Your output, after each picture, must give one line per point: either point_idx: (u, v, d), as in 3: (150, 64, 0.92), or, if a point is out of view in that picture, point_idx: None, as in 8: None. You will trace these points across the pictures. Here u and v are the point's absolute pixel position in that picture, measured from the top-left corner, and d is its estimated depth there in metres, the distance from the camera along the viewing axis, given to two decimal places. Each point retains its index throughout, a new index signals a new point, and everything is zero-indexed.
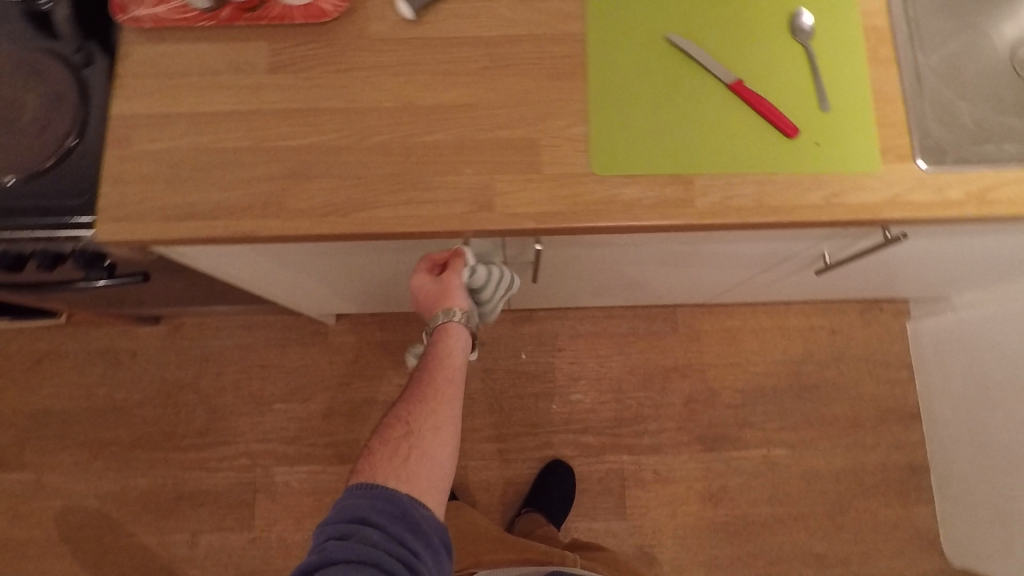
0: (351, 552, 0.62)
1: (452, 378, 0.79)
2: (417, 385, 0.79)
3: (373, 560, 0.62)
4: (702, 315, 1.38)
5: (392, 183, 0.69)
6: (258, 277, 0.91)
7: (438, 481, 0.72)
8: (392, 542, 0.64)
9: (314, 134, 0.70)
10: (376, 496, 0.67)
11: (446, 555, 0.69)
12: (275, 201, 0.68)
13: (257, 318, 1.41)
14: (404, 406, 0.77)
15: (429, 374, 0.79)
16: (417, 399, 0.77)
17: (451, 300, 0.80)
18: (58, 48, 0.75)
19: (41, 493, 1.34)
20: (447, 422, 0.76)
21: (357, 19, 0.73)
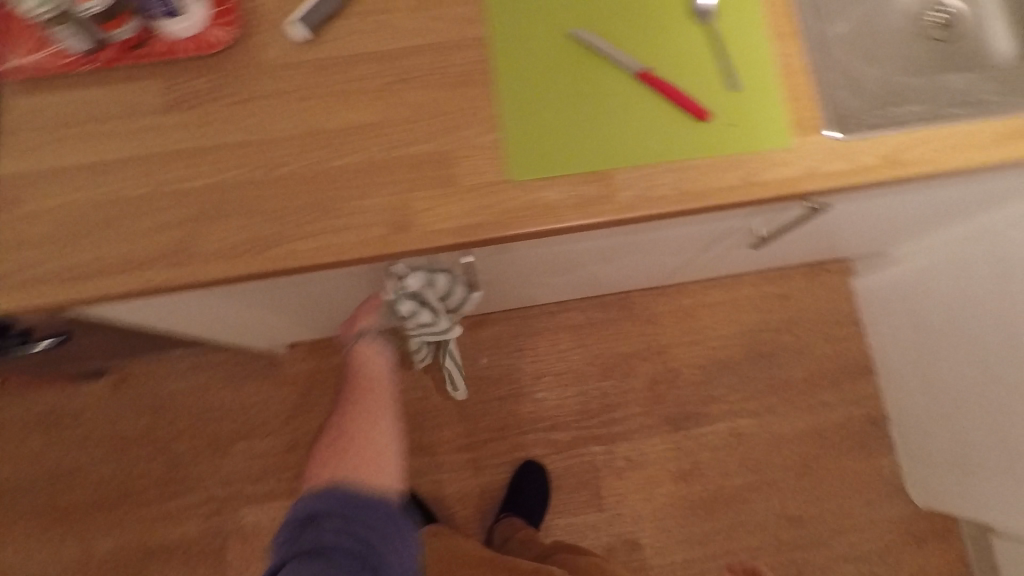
0: (308, 544, 0.76)
1: (371, 378, 1.03)
2: (346, 396, 1.03)
3: (324, 546, 0.75)
4: (654, 297, 1.44)
5: (303, 214, 0.67)
6: (206, 316, 0.91)
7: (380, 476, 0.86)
8: (341, 531, 0.76)
9: (216, 171, 0.68)
10: (326, 492, 0.80)
11: (404, 531, 0.80)
12: (183, 247, 0.67)
13: (211, 357, 1.40)
14: (338, 416, 1.00)
15: (353, 383, 1.04)
16: (347, 406, 1.01)
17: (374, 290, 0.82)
18: None
19: (20, 561, 1.32)
20: (375, 414, 0.99)
21: (249, 46, 0.71)
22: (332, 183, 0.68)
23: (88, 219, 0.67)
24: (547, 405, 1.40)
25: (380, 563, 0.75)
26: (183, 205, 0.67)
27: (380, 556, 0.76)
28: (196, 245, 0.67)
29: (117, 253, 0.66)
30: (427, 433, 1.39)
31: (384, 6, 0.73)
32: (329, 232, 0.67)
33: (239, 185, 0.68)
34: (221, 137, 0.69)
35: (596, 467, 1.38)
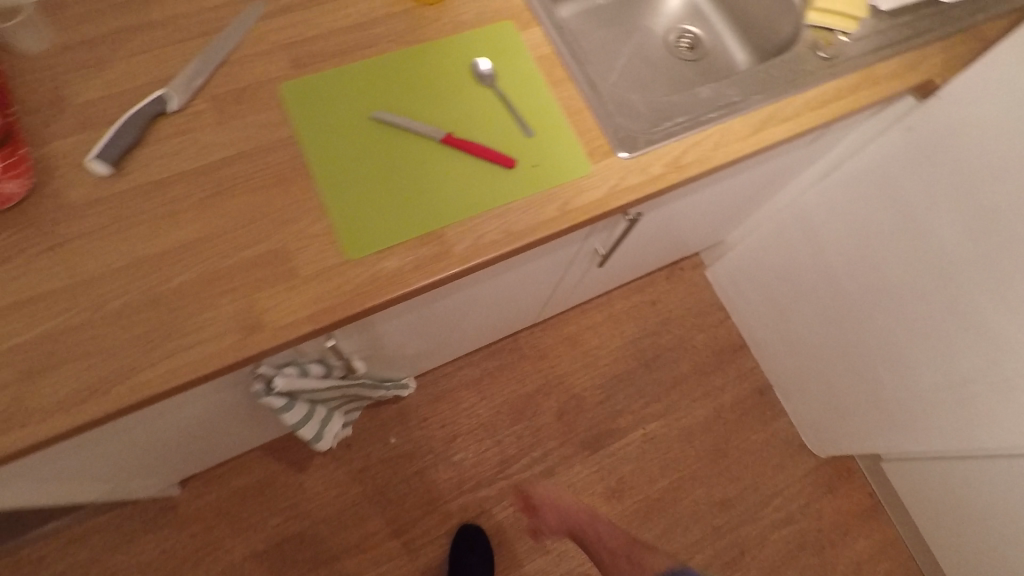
0: None
1: None
2: None
3: None
4: (540, 333, 1.52)
5: (143, 343, 0.65)
6: (69, 477, 0.84)
7: None
8: None
9: (34, 323, 0.64)
10: None
11: None
12: (11, 411, 0.61)
13: (90, 525, 1.26)
14: None
15: None
16: None
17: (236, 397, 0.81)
18: None
19: None
20: None
21: (50, 191, 0.69)
22: (168, 304, 0.66)
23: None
24: (468, 464, 1.40)
25: None
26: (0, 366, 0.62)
27: None
28: (24, 404, 0.62)
29: None
30: (353, 532, 1.33)
31: (188, 127, 0.75)
32: (176, 353, 0.65)
33: (61, 330, 0.64)
34: (33, 286, 0.65)
35: None
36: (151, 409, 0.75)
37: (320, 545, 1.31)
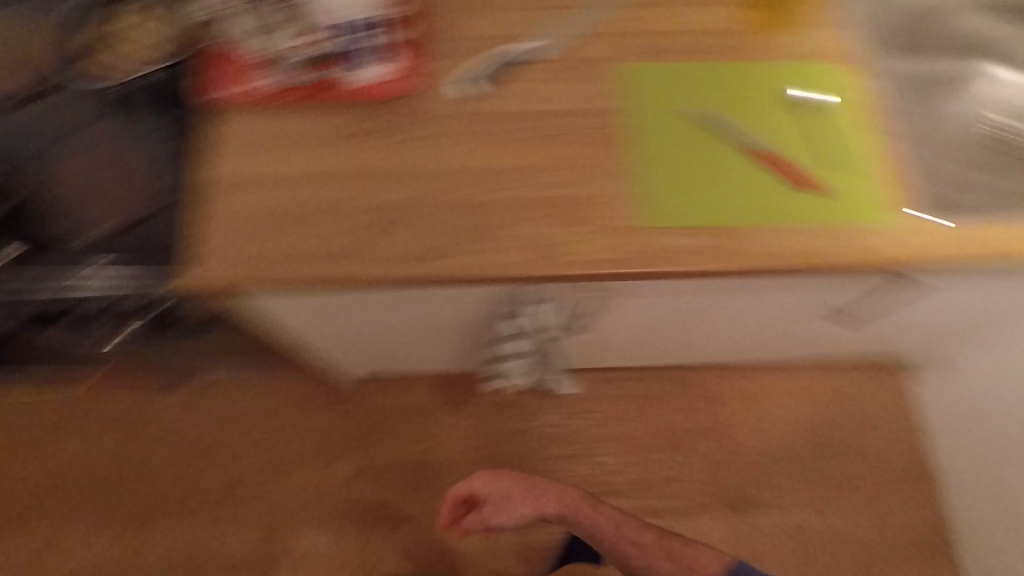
0: None
1: None
2: None
3: None
4: (717, 376, 1.48)
5: (457, 237, 0.77)
6: (329, 329, 1.01)
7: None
8: None
9: (386, 193, 0.79)
10: None
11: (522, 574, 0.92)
12: (352, 251, 0.77)
13: (285, 382, 1.48)
14: None
15: None
16: None
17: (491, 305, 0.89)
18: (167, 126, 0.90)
19: (75, 555, 1.38)
20: None
21: (421, 97, 0.84)
22: (480, 214, 0.78)
23: (267, 220, 0.78)
24: (605, 470, 1.42)
25: None
26: (349, 219, 0.78)
27: None
28: (357, 254, 0.77)
29: (288, 253, 0.77)
30: None
31: (536, 75, 0.85)
32: (478, 252, 0.76)
33: (396, 206, 0.78)
34: (388, 166, 0.80)
35: None
36: (423, 295, 0.85)
37: (454, 481, 1.42)
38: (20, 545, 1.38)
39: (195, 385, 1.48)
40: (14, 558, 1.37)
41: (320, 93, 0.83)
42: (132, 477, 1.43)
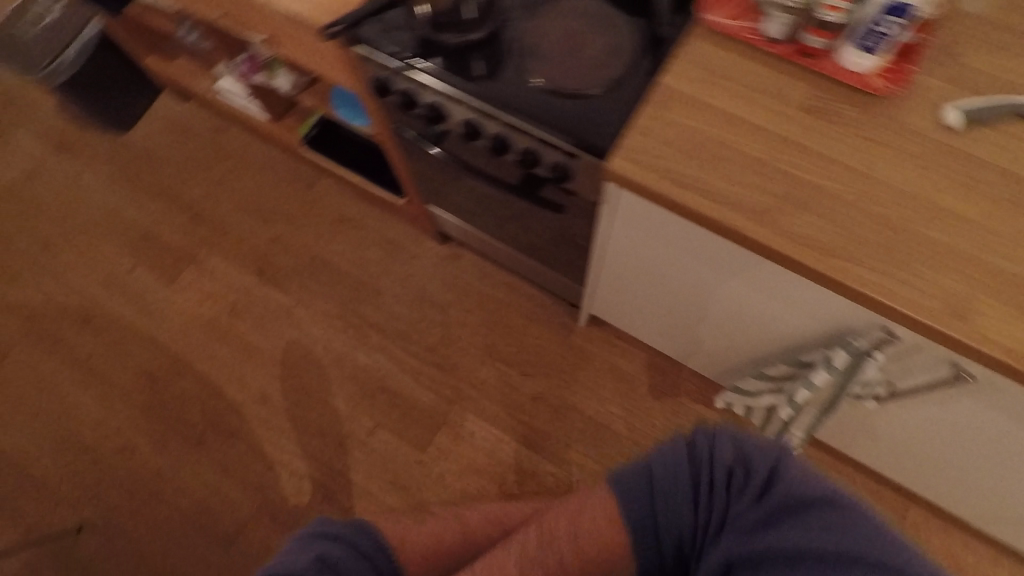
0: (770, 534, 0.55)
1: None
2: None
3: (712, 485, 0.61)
4: (919, 515, 1.37)
5: (876, 253, 0.71)
6: (642, 262, 1.03)
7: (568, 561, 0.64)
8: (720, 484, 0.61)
9: (821, 177, 0.74)
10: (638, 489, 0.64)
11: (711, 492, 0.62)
12: (766, 214, 0.74)
13: (522, 288, 1.60)
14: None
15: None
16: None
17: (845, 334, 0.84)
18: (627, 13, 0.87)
19: (305, 323, 1.60)
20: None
21: (899, 104, 0.77)
22: (912, 245, 0.71)
23: (696, 144, 0.77)
24: None
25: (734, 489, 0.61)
26: (775, 184, 0.75)
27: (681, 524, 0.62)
28: (770, 219, 0.73)
29: (703, 185, 0.75)
30: None
31: None
32: (891, 279, 0.70)
33: (829, 197, 0.74)
34: (837, 154, 0.75)
35: None
36: (789, 284, 0.82)
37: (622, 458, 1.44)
38: (274, 293, 1.64)
39: (454, 248, 1.65)
40: (266, 300, 1.63)
41: (800, 57, 0.79)
42: (373, 291, 1.63)
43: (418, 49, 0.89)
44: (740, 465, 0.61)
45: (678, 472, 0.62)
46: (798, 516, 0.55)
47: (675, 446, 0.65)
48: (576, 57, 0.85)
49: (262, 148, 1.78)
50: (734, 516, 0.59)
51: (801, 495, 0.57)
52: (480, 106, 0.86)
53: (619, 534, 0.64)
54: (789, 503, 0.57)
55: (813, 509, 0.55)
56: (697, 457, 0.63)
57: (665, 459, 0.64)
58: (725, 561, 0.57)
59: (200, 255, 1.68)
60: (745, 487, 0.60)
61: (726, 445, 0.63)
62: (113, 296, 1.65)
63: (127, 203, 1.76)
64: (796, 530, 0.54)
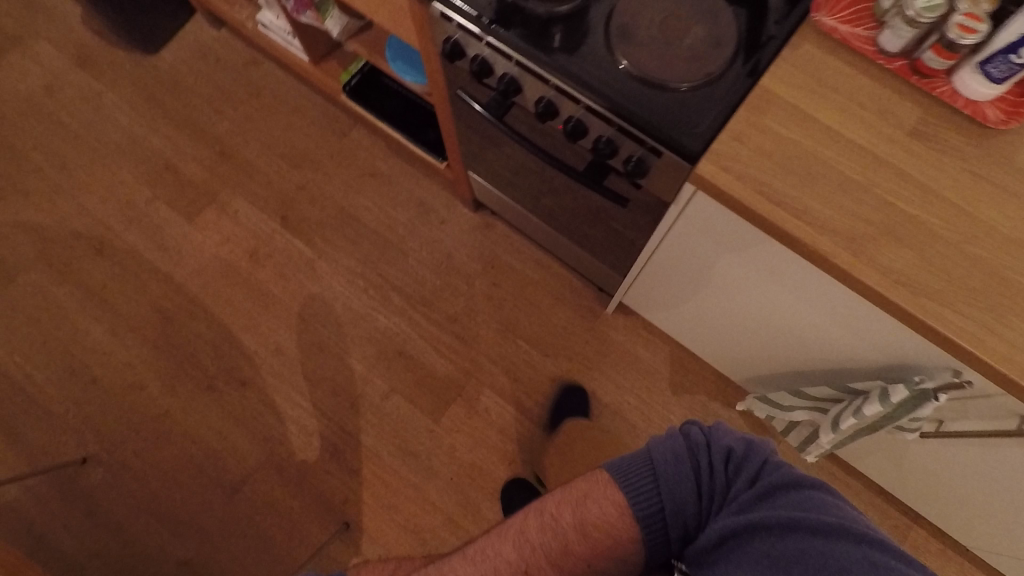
0: (768, 522, 0.56)
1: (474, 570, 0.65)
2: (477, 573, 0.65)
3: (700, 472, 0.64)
4: (926, 540, 1.36)
5: (969, 297, 0.67)
6: (700, 270, 0.98)
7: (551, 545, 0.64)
8: (706, 475, 0.63)
9: (920, 209, 0.70)
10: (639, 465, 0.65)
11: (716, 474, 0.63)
12: (857, 241, 0.69)
13: (553, 267, 1.55)
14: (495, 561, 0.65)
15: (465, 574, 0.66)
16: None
17: (895, 369, 0.82)
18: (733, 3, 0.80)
19: (326, 278, 1.56)
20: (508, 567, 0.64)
21: (1011, 141, 0.72)
22: (1009, 292, 0.67)
23: (791, 156, 0.72)
24: None
25: (722, 483, 0.62)
26: (872, 210, 0.70)
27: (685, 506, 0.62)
28: (860, 248, 0.69)
29: (795, 203, 0.70)
30: None
31: None
32: (983, 328, 0.66)
33: (928, 231, 0.69)
34: (938, 185, 0.71)
35: None
36: (858, 318, 0.78)
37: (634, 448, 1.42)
38: (297, 242, 1.59)
39: (486, 218, 1.60)
40: (288, 249, 1.58)
41: (915, 76, 0.74)
42: (398, 252, 1.58)
43: (501, 13, 0.82)
44: (732, 452, 0.64)
45: (678, 461, 0.63)
46: (788, 494, 0.58)
47: (669, 435, 0.66)
48: (670, 44, 0.78)
49: (297, 89, 1.71)
50: (730, 497, 0.61)
51: (789, 476, 0.59)
52: (561, 86, 0.80)
53: (624, 522, 0.64)
54: (781, 484, 0.59)
55: (803, 488, 0.58)
56: (692, 447, 0.65)
57: (663, 449, 0.65)
58: (720, 537, 0.58)
59: (223, 195, 1.63)
60: (738, 472, 0.62)
61: (718, 436, 0.66)
62: (131, 227, 1.60)
63: (150, 130, 1.69)
64: (788, 506, 0.56)
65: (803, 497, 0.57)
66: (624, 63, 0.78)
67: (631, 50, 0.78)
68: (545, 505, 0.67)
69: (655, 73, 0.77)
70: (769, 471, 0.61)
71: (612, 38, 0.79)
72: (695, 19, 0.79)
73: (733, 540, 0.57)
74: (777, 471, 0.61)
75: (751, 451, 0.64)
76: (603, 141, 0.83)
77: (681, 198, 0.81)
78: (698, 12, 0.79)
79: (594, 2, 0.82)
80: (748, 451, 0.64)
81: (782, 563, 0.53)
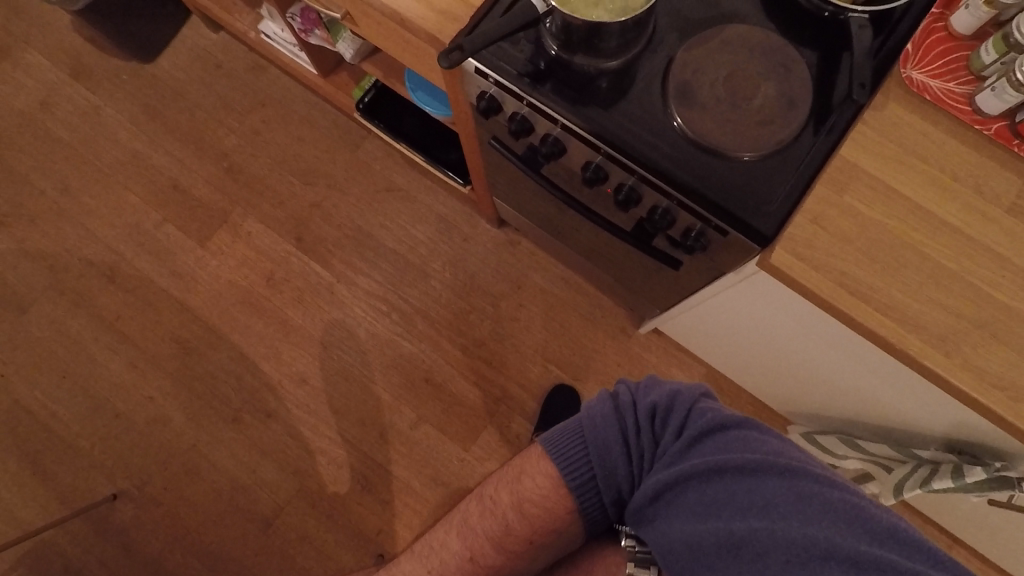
0: (700, 474, 0.56)
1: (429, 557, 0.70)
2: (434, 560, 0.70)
3: (631, 432, 0.61)
4: None
5: None
6: (756, 331, 0.91)
7: (495, 530, 0.67)
8: (636, 434, 0.61)
9: (1022, 301, 0.63)
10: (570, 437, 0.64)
11: (646, 430, 0.61)
12: (951, 339, 0.62)
13: (582, 286, 1.49)
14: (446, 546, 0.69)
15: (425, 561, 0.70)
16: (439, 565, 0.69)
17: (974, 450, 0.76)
18: (807, 53, 0.71)
19: (346, 302, 1.50)
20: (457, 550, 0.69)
21: None
22: None
23: (876, 242, 0.65)
24: None
25: (652, 437, 0.61)
26: (967, 303, 0.63)
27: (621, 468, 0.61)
28: (953, 346, 0.62)
29: (883, 297, 0.64)
30: None
31: None
32: None
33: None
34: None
35: None
36: (934, 402, 0.72)
37: None
38: (313, 264, 1.52)
39: (510, 234, 1.52)
40: (305, 273, 1.52)
41: (1017, 140, 0.65)
42: (420, 274, 1.52)
43: (544, 69, 0.72)
44: (661, 402, 0.61)
45: (606, 425, 0.62)
46: (717, 438, 0.57)
47: (597, 399, 0.64)
48: (735, 105, 0.69)
49: (305, 98, 1.61)
50: (661, 451, 0.60)
51: (717, 421, 0.58)
52: (611, 153, 0.72)
53: (558, 493, 0.64)
54: (708, 429, 0.58)
55: (730, 428, 0.58)
56: (619, 406, 0.62)
57: (591, 413, 0.63)
58: (655, 493, 0.58)
59: (234, 215, 1.55)
60: (667, 423, 0.61)
61: (645, 389, 0.63)
62: (142, 252, 1.54)
63: (153, 146, 1.60)
64: (716, 451, 0.56)
65: (730, 439, 0.57)
66: (684, 128, 0.69)
67: (692, 112, 0.69)
68: (485, 490, 0.69)
69: (719, 139, 0.68)
70: (697, 417, 0.59)
71: (671, 100, 0.70)
72: (764, 72, 0.69)
73: (669, 493, 0.58)
74: (704, 414, 0.59)
75: (679, 397, 0.61)
76: (660, 211, 0.75)
77: (746, 273, 0.74)
78: (767, 65, 0.69)
79: (647, 53, 0.73)
80: (676, 395, 0.61)
81: (713, 507, 0.54)
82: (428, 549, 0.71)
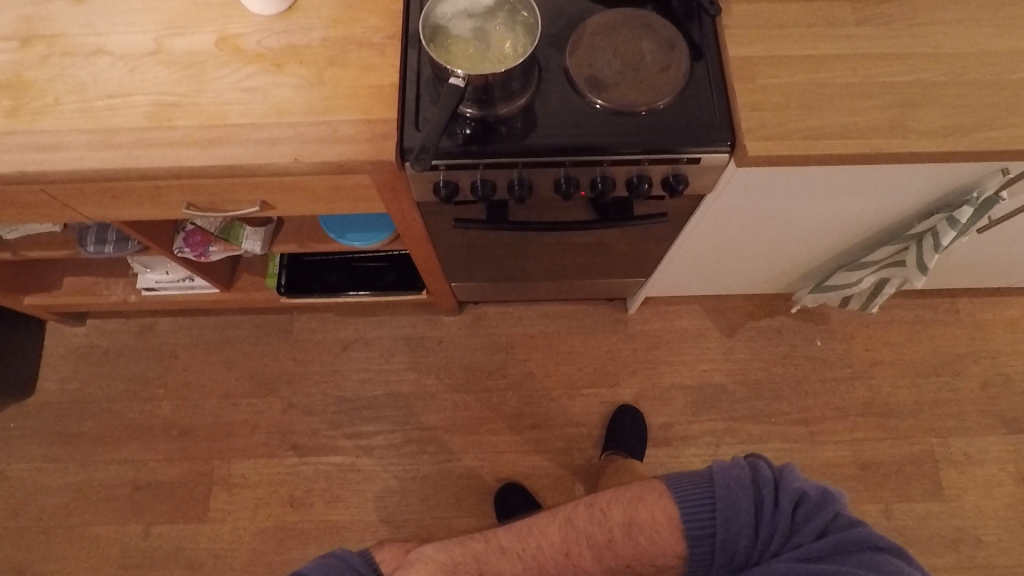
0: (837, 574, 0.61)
1: (529, 548, 0.72)
2: (533, 546, 0.72)
3: (762, 508, 0.69)
4: (979, 306, 1.52)
5: (1000, 110, 0.76)
6: (737, 229, 1.01)
7: (593, 543, 0.71)
8: (770, 513, 0.68)
9: (914, 72, 0.79)
10: (703, 482, 0.71)
11: (779, 511, 0.68)
12: (899, 124, 0.76)
13: (559, 308, 1.54)
14: (545, 538, 0.72)
15: (524, 543, 0.72)
16: (538, 554, 0.71)
17: (963, 190, 0.89)
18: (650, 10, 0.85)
19: (378, 470, 1.42)
20: (558, 548, 0.71)
21: None
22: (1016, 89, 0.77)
23: (800, 94, 0.78)
24: (879, 391, 1.45)
25: (779, 520, 0.67)
26: (887, 94, 0.78)
27: (737, 538, 0.68)
28: (905, 128, 0.76)
29: (838, 126, 0.76)
30: (766, 404, 1.45)
31: None
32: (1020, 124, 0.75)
33: (933, 85, 0.78)
34: (910, 47, 0.80)
35: (934, 457, 1.40)
36: (912, 178, 0.84)
37: (734, 402, 1.46)
38: (324, 459, 1.43)
39: (473, 310, 1.55)
40: (320, 472, 1.42)
41: None
42: (423, 396, 1.48)
43: (478, 132, 0.78)
44: (805, 496, 0.69)
45: (741, 494, 0.69)
46: (858, 556, 0.62)
47: (735, 466, 0.71)
48: (636, 72, 0.81)
49: (213, 323, 1.54)
50: (794, 541, 0.66)
51: (866, 537, 0.64)
52: (576, 159, 0.79)
53: (673, 534, 0.71)
54: (854, 540, 0.64)
55: (875, 553, 0.62)
56: (758, 481, 0.70)
57: (730, 476, 0.70)
58: None
59: (218, 471, 1.42)
60: (809, 522, 0.67)
61: (790, 477, 0.71)
62: (146, 574, 1.35)
63: (88, 467, 1.43)
64: (859, 566, 0.62)
65: (875, 561, 0.61)
66: (614, 105, 0.78)
67: (611, 91, 0.79)
68: (596, 501, 0.75)
69: (646, 99, 0.79)
70: (840, 526, 0.66)
71: (589, 92, 0.79)
72: (637, 38, 0.82)
73: None
74: (850, 528, 0.65)
75: (825, 500, 0.68)
76: (637, 177, 0.82)
77: (727, 178, 0.83)
78: (634, 32, 0.82)
79: (544, 74, 0.82)
80: (821, 500, 0.68)
81: None
82: (522, 534, 0.73)
